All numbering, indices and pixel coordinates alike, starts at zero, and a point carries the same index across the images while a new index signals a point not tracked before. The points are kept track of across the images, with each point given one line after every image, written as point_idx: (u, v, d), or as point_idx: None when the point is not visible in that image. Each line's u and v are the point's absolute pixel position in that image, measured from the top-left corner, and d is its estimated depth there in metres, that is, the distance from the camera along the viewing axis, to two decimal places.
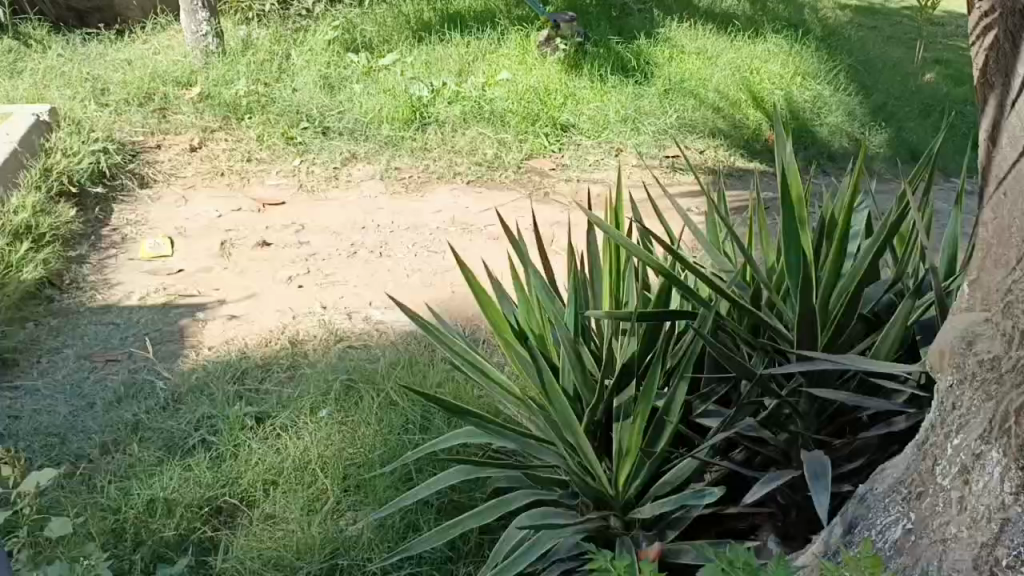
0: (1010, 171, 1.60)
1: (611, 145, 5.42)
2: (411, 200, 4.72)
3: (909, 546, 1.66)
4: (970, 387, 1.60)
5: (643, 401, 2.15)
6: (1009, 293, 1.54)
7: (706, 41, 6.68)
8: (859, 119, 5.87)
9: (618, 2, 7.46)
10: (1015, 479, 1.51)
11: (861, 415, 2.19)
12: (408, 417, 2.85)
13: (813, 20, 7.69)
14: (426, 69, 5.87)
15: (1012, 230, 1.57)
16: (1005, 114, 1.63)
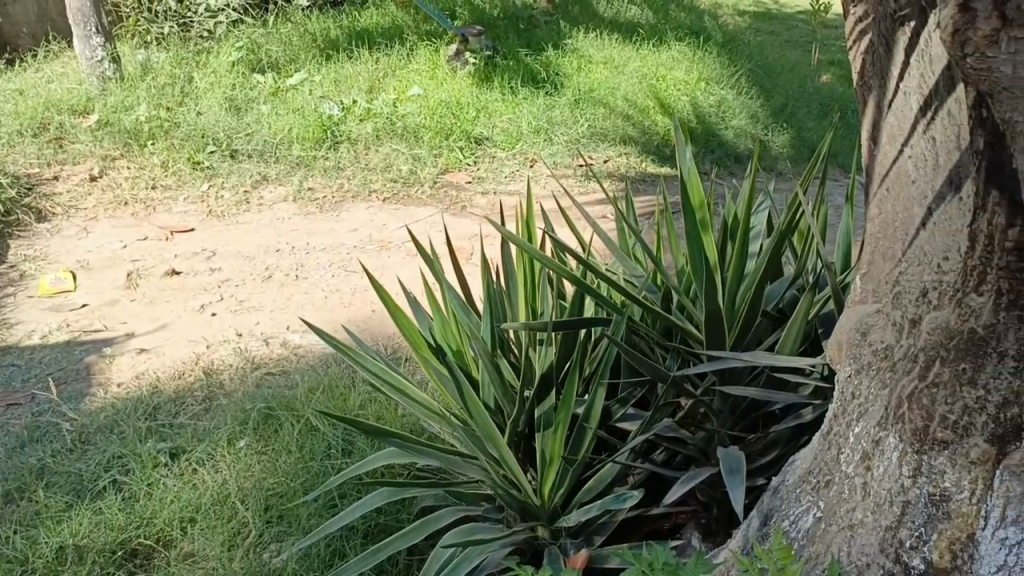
0: (890, 169, 1.69)
1: (525, 156, 5.46)
2: (327, 219, 4.66)
3: (820, 534, 1.71)
4: (867, 376, 1.65)
5: (563, 410, 2.16)
6: (897, 284, 1.60)
7: (612, 51, 6.82)
8: (761, 122, 6.07)
9: (525, 15, 7.56)
10: (912, 462, 1.56)
11: (771, 409, 2.26)
12: (330, 442, 2.80)
13: (714, 27, 7.93)
14: (336, 87, 5.81)
15: (896, 225, 1.66)
16: (883, 113, 1.73)
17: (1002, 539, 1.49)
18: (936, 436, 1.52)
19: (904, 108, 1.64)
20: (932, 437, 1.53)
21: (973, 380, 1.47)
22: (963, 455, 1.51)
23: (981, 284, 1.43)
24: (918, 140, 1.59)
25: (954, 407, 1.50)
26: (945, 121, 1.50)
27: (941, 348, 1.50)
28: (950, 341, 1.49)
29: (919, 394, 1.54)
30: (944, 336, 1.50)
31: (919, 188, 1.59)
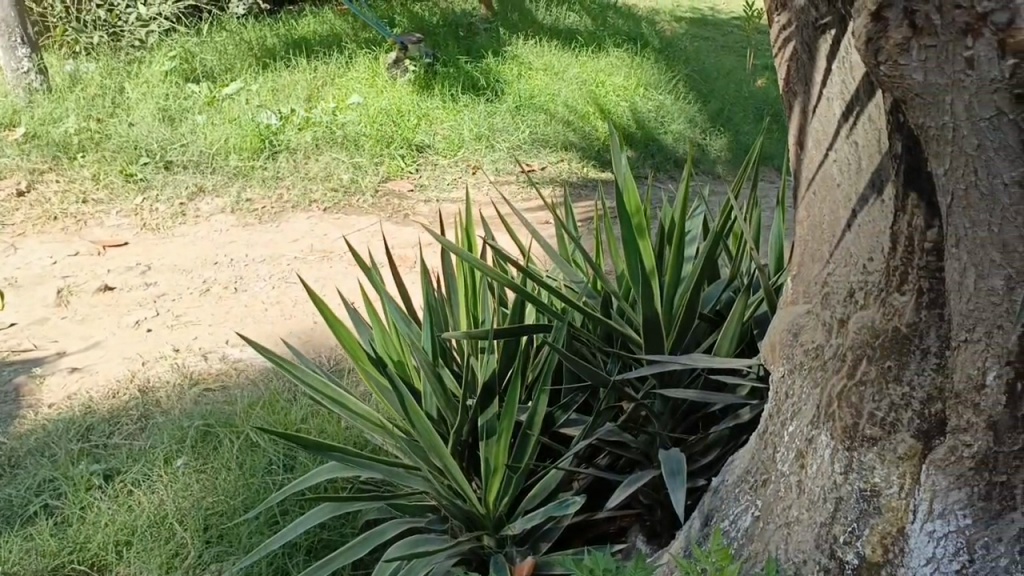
0: (817, 172, 1.73)
1: (467, 163, 5.46)
2: (266, 230, 4.58)
3: (759, 532, 1.73)
4: (800, 376, 1.69)
5: (506, 418, 2.15)
6: (826, 285, 1.64)
7: (552, 58, 6.87)
8: (699, 126, 6.18)
9: (464, 23, 7.58)
10: (842, 459, 1.57)
11: (711, 410, 2.28)
12: (271, 458, 2.75)
13: (651, 33, 8.06)
14: (274, 96, 5.74)
15: (824, 227, 1.70)
16: (808, 118, 1.77)
17: (930, 531, 1.46)
18: (865, 433, 1.53)
19: (827, 113, 1.68)
20: (861, 434, 1.54)
21: (897, 376, 1.47)
22: (891, 452, 1.50)
23: (902, 284, 1.45)
24: (841, 144, 1.63)
25: (881, 404, 1.50)
26: (866, 126, 1.54)
27: (868, 347, 1.52)
28: (875, 339, 1.51)
29: (847, 392, 1.56)
30: (869, 335, 1.52)
31: (843, 191, 1.63)
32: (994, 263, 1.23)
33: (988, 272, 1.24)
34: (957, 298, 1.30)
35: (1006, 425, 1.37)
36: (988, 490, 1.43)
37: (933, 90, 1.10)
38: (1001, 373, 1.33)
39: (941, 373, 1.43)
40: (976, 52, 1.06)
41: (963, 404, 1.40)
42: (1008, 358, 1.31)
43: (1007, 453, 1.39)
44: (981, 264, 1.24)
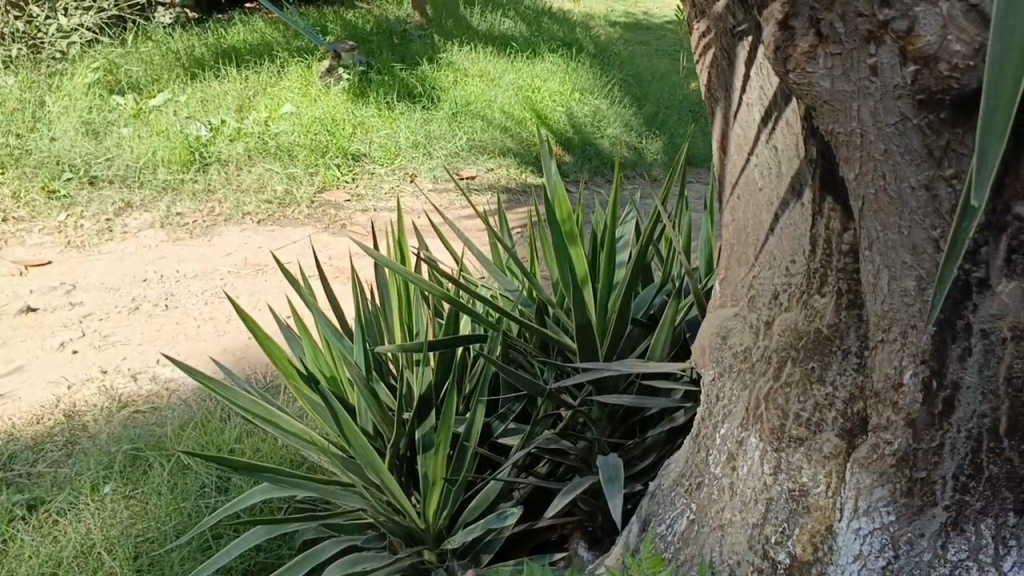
0: (740, 177, 1.75)
1: (404, 171, 5.41)
2: (197, 244, 4.47)
3: (694, 535, 1.74)
4: (729, 378, 1.71)
5: (443, 431, 2.11)
6: (752, 288, 1.67)
7: (487, 64, 6.87)
8: (635, 130, 6.24)
9: (398, 30, 7.54)
10: (771, 460, 1.59)
11: (647, 414, 2.29)
12: (204, 481, 2.67)
13: (586, 38, 8.14)
14: (203, 107, 5.61)
15: (748, 230, 1.72)
16: (730, 124, 1.80)
17: (857, 529, 1.41)
18: (791, 434, 1.55)
19: (747, 119, 1.70)
20: (788, 435, 1.56)
21: (821, 377, 1.50)
22: (817, 451, 1.52)
23: (823, 286, 1.48)
24: (762, 149, 1.65)
25: (807, 405, 1.53)
26: (785, 130, 1.55)
27: (792, 349, 1.54)
28: (800, 341, 1.53)
29: (774, 393, 1.58)
30: (793, 337, 1.54)
31: (765, 195, 1.65)
32: (906, 265, 1.22)
33: (900, 273, 1.23)
34: (875, 299, 1.29)
35: (924, 422, 1.30)
36: (911, 486, 1.36)
37: (840, 96, 1.12)
38: (917, 371, 1.28)
39: (862, 372, 1.46)
40: (879, 59, 1.06)
41: (882, 403, 1.35)
42: (925, 357, 1.26)
43: (926, 449, 1.32)
44: (894, 265, 1.23)
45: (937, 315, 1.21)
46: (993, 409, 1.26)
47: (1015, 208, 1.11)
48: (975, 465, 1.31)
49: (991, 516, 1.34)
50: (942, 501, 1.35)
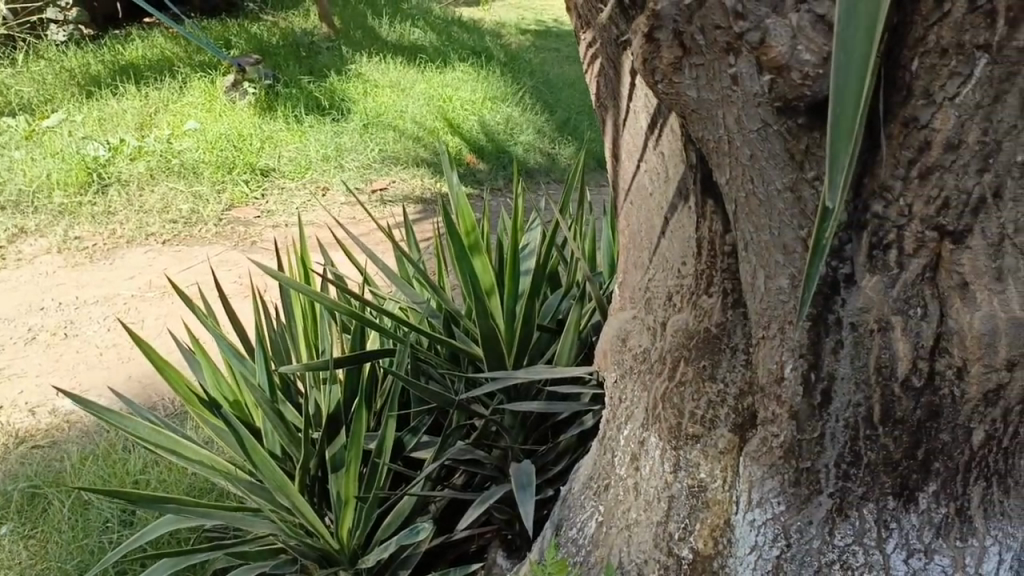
0: (631, 183, 1.79)
1: (316, 185, 5.29)
2: (97, 269, 4.31)
3: (603, 537, 1.77)
4: (630, 380, 1.74)
5: (352, 448, 2.06)
6: (648, 290, 1.70)
7: (398, 75, 6.86)
8: (548, 136, 6.29)
9: (305, 42, 7.45)
10: (671, 458, 1.63)
11: (558, 419, 2.30)
12: (107, 516, 2.58)
13: (496, 47, 8.20)
14: (100, 126, 5.44)
15: (641, 234, 1.76)
16: (620, 131, 1.83)
17: (751, 521, 1.46)
18: (687, 431, 1.59)
19: (635, 126, 1.75)
20: (684, 432, 1.60)
21: (712, 375, 1.54)
22: (713, 447, 1.57)
23: (710, 286, 1.52)
24: (650, 154, 1.69)
25: (700, 403, 1.57)
26: (669, 137, 1.60)
27: (685, 348, 1.58)
28: (690, 340, 1.57)
29: (670, 394, 1.62)
30: (685, 336, 1.58)
31: (655, 199, 1.69)
32: (779, 265, 1.27)
33: (774, 272, 1.28)
34: (754, 298, 1.34)
35: (805, 414, 1.34)
36: (797, 476, 1.40)
37: (706, 105, 1.16)
38: (796, 366, 1.32)
39: (749, 368, 1.50)
40: (738, 69, 1.10)
41: (767, 397, 1.39)
42: (801, 351, 1.30)
43: (809, 440, 1.36)
44: (769, 265, 1.28)
45: (810, 311, 1.26)
46: (867, 398, 1.29)
47: (873, 206, 1.16)
48: (854, 452, 1.34)
49: (872, 500, 1.37)
50: (827, 489, 1.39)
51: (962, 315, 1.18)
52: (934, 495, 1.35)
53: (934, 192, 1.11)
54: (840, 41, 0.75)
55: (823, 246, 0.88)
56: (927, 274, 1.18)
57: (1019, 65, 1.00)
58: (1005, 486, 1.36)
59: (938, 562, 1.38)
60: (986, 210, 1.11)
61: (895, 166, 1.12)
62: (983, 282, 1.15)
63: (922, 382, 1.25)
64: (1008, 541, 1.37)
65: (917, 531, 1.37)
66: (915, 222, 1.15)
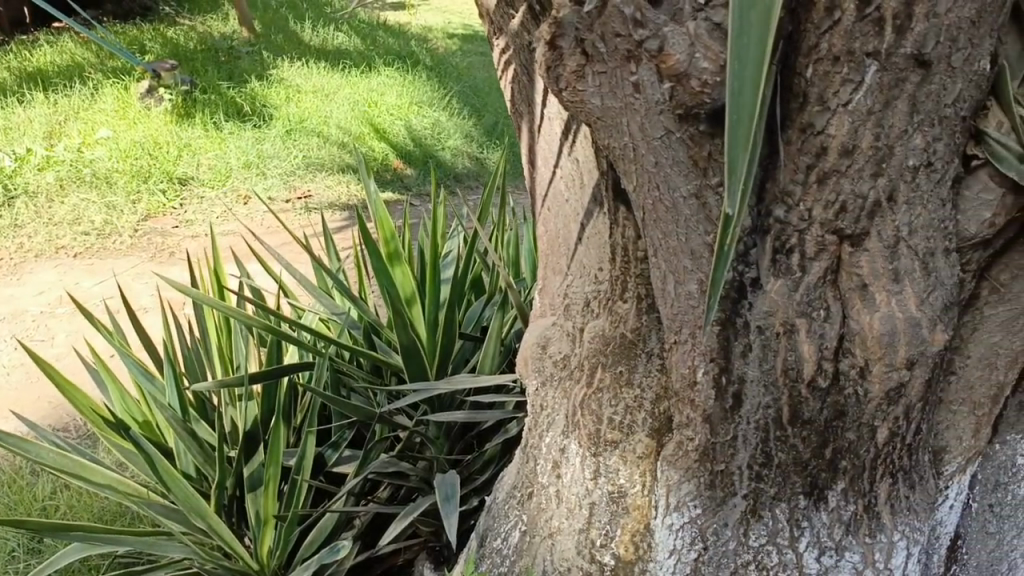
0: (547, 190, 1.79)
1: (237, 193, 5.13)
2: (4, 284, 4.11)
3: (527, 546, 1.75)
4: (551, 387, 1.73)
5: (270, 466, 2.00)
6: (567, 297, 1.70)
7: (321, 80, 6.76)
8: (475, 140, 6.26)
9: (223, 47, 7.28)
10: (591, 465, 1.61)
11: (482, 428, 2.27)
12: (13, 546, 2.45)
13: (422, 51, 8.16)
14: (6, 135, 5.23)
15: (559, 241, 1.76)
16: (536, 137, 1.83)
17: (669, 524, 1.46)
18: (606, 438, 1.58)
19: (551, 134, 1.75)
20: (603, 438, 1.59)
21: (629, 380, 1.55)
22: (631, 452, 1.57)
23: (625, 292, 1.52)
24: (565, 161, 1.70)
25: (618, 408, 1.56)
26: (583, 144, 1.61)
27: (602, 354, 1.58)
28: (607, 346, 1.57)
29: (588, 400, 1.61)
30: (602, 343, 1.58)
31: (572, 205, 1.69)
32: (687, 270, 1.27)
33: (683, 277, 1.28)
34: (665, 302, 1.34)
35: (718, 416, 1.35)
36: (713, 479, 1.41)
37: (611, 113, 1.16)
38: (707, 369, 1.32)
39: (664, 372, 1.51)
40: (640, 76, 1.10)
41: (682, 401, 1.39)
42: (713, 355, 1.30)
43: (722, 443, 1.37)
44: (677, 271, 1.28)
45: (719, 315, 1.26)
46: (776, 399, 1.31)
47: (775, 211, 1.18)
48: (765, 453, 1.36)
49: (784, 500, 1.39)
50: (741, 491, 1.41)
51: (863, 316, 1.20)
52: (843, 492, 1.38)
53: (832, 197, 1.13)
54: (733, 51, 0.77)
55: (727, 254, 0.87)
56: (829, 276, 1.21)
57: (907, 71, 1.03)
58: (910, 481, 1.39)
59: (849, 558, 1.41)
60: (882, 214, 1.14)
61: (794, 171, 1.13)
62: (881, 283, 1.18)
63: (828, 382, 1.27)
64: (913, 535, 1.41)
65: (828, 528, 1.40)
66: (815, 226, 1.16)
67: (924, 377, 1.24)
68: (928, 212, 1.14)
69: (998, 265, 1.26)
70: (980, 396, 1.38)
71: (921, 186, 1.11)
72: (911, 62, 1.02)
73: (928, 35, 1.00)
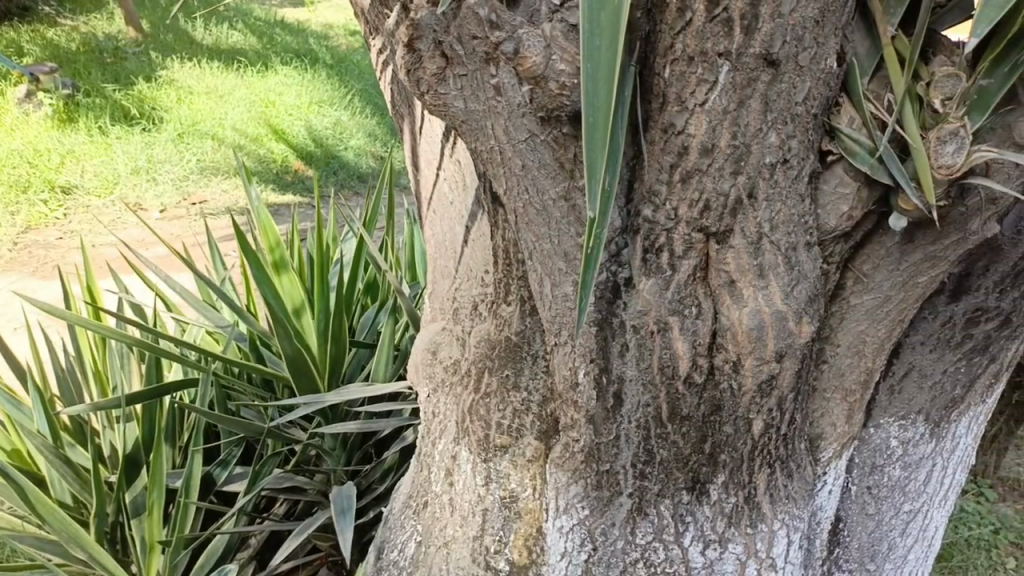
0: (432, 193, 1.76)
1: (124, 203, 4.89)
2: None
3: (422, 557, 1.72)
4: (442, 393, 1.70)
5: (155, 490, 1.90)
6: (455, 301, 1.66)
7: (215, 81, 6.54)
8: (378, 139, 6.17)
9: (108, 47, 6.95)
10: (482, 471, 1.59)
11: (380, 436, 2.23)
12: None
13: (322, 49, 8.00)
14: None
15: (446, 244, 1.72)
16: (418, 139, 1.79)
17: (559, 527, 1.46)
18: (496, 443, 1.56)
19: (431, 135, 1.72)
20: (492, 444, 1.56)
21: (515, 383, 1.51)
22: (520, 456, 1.54)
23: (508, 295, 1.48)
24: (447, 163, 1.67)
25: (505, 413, 1.53)
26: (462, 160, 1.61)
27: (488, 358, 1.54)
28: (493, 350, 1.53)
29: (476, 406, 1.58)
30: (487, 347, 1.54)
31: (457, 207, 1.67)
32: (561, 272, 1.26)
33: (559, 279, 1.27)
34: (543, 305, 1.32)
35: (601, 417, 1.34)
36: (598, 480, 1.41)
37: (475, 116, 1.13)
38: (588, 370, 1.31)
39: (549, 375, 1.48)
40: (500, 79, 1.08)
41: (566, 403, 1.37)
42: (591, 356, 1.29)
43: (606, 443, 1.37)
44: (552, 273, 1.26)
45: (594, 315, 1.26)
46: (654, 397, 1.31)
47: (643, 211, 1.19)
48: (647, 451, 1.36)
49: (668, 497, 1.40)
50: (626, 489, 1.41)
51: (732, 312, 1.21)
52: (723, 485, 1.39)
53: (695, 195, 1.14)
54: (586, 53, 0.76)
55: (594, 260, 0.88)
56: (698, 274, 1.21)
57: (758, 71, 1.04)
58: (788, 470, 1.42)
59: (732, 550, 1.43)
60: (744, 211, 1.15)
61: (658, 171, 1.14)
62: (748, 279, 1.19)
63: (703, 377, 1.27)
64: (792, 523, 1.45)
65: (710, 522, 1.41)
66: (681, 225, 1.17)
67: (793, 368, 1.26)
68: (788, 208, 1.16)
69: (860, 256, 1.30)
70: (850, 383, 1.42)
71: (779, 183, 1.13)
72: (761, 62, 1.04)
73: (776, 34, 1.02)
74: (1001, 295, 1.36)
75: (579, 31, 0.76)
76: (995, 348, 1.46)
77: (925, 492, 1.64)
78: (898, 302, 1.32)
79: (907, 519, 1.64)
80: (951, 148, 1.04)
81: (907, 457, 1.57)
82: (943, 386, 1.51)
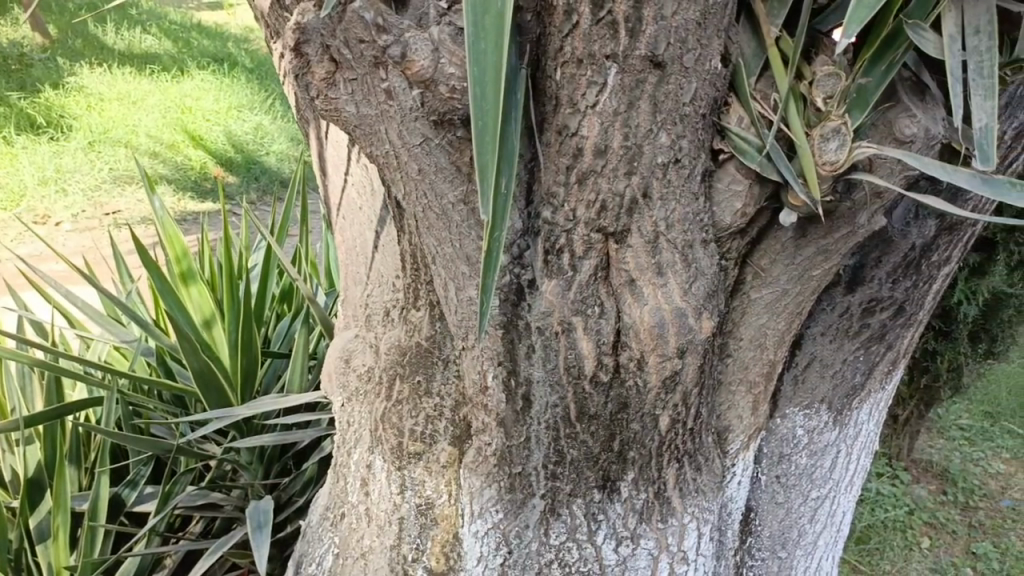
0: (341, 199, 1.73)
1: (31, 215, 4.71)
2: None
3: (341, 568, 1.69)
4: (356, 403, 1.68)
5: (60, 514, 1.83)
6: (367, 306, 1.64)
7: (128, 87, 6.33)
8: (300, 143, 6.08)
9: (13, 53, 6.66)
10: (397, 479, 1.57)
11: (298, 447, 2.19)
12: None
13: (240, 52, 7.83)
14: None
15: (357, 250, 1.70)
16: (325, 145, 1.75)
17: (474, 532, 1.46)
18: (409, 450, 1.53)
19: (337, 141, 1.69)
20: (406, 452, 1.54)
21: (427, 389, 1.49)
22: (435, 462, 1.52)
23: (417, 300, 1.47)
24: (355, 169, 1.64)
25: (418, 419, 1.51)
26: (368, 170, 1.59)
27: (399, 365, 1.52)
28: (404, 357, 1.51)
29: (388, 413, 1.55)
30: (398, 354, 1.52)
31: (365, 213, 1.64)
32: (465, 276, 1.25)
33: (463, 283, 1.26)
34: (450, 310, 1.31)
35: (511, 419, 1.34)
36: (511, 482, 1.41)
37: (367, 121, 1.11)
38: (496, 373, 1.30)
39: (460, 379, 1.46)
40: (391, 83, 1.06)
41: (476, 406, 1.37)
42: (499, 358, 1.29)
43: (517, 445, 1.36)
44: (456, 277, 1.26)
45: (499, 317, 1.25)
46: (561, 398, 1.31)
47: (543, 212, 1.18)
48: (558, 452, 1.36)
49: (580, 496, 1.41)
50: (538, 491, 1.41)
51: (634, 311, 1.22)
52: (633, 482, 1.41)
53: (591, 196, 1.15)
54: (471, 58, 0.77)
55: (495, 260, 0.89)
56: (600, 273, 1.22)
57: (644, 73, 1.07)
58: (696, 464, 1.45)
59: (644, 546, 1.44)
60: (639, 210, 1.16)
61: (556, 172, 1.14)
62: (647, 278, 1.20)
63: (609, 377, 1.28)
64: (703, 515, 1.47)
65: (623, 519, 1.43)
66: (580, 226, 1.18)
67: (695, 363, 1.28)
68: (682, 207, 1.18)
69: (758, 251, 1.32)
70: (753, 375, 1.46)
71: (673, 182, 1.16)
72: (647, 64, 1.06)
73: (659, 36, 1.04)
74: (894, 286, 1.42)
75: (464, 38, 0.76)
76: (892, 336, 1.52)
77: (831, 478, 1.69)
78: (795, 296, 1.36)
79: (816, 505, 1.69)
80: (833, 145, 1.07)
81: (813, 445, 1.62)
82: (843, 375, 1.56)
